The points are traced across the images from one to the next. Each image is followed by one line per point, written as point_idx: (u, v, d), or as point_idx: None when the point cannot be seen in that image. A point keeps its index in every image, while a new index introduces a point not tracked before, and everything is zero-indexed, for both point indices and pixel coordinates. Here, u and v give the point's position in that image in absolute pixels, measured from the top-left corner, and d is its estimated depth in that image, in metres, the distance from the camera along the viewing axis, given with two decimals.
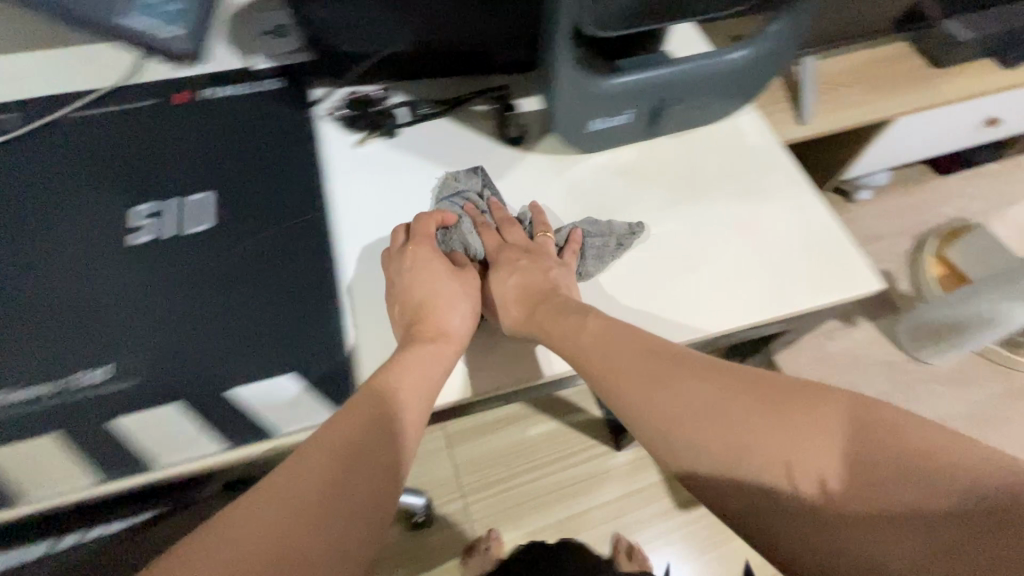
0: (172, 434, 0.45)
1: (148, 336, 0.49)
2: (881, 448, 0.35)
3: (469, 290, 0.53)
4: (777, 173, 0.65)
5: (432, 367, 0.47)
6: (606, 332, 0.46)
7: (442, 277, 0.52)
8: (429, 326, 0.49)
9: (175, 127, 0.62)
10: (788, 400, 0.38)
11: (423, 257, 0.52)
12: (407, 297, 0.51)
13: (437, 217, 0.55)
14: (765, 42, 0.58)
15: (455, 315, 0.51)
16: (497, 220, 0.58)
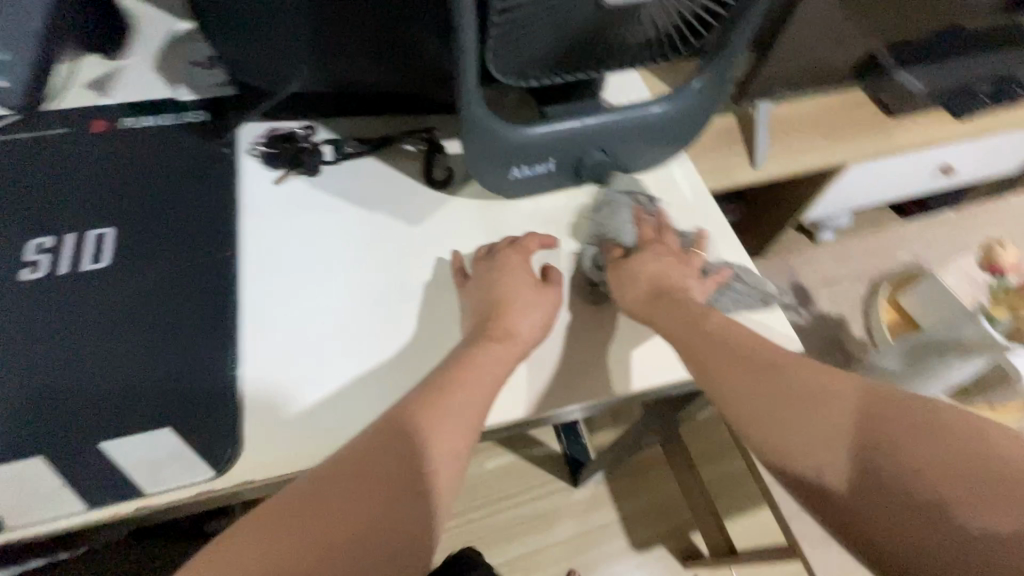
0: (31, 492, 0.42)
1: (22, 382, 0.46)
2: (940, 447, 0.36)
3: (550, 301, 0.53)
4: (706, 225, 0.63)
5: (496, 367, 0.46)
6: (703, 337, 0.46)
7: (524, 286, 0.52)
8: (497, 325, 0.49)
9: (87, 157, 0.60)
10: (825, 392, 0.40)
11: (512, 262, 0.53)
12: (485, 295, 0.52)
13: (544, 236, 0.56)
14: (688, 95, 0.58)
15: (527, 319, 0.50)
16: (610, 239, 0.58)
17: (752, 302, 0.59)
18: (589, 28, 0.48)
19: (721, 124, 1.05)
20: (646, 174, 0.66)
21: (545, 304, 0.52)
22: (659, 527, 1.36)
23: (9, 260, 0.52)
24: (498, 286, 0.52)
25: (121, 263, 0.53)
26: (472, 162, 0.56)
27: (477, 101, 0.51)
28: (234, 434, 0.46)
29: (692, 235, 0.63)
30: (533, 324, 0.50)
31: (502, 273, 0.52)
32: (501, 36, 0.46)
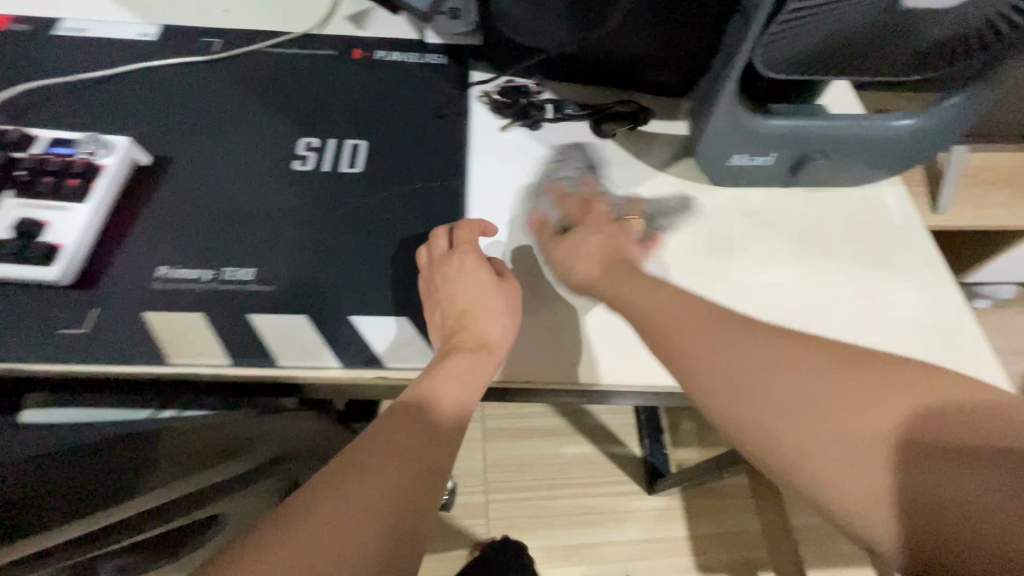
0: (296, 341, 0.49)
1: (290, 251, 0.54)
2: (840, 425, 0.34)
3: (514, 302, 0.51)
4: (915, 250, 0.61)
5: (473, 378, 0.46)
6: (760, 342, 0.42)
7: (484, 288, 0.50)
8: (470, 335, 0.48)
9: (348, 77, 0.68)
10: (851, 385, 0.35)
11: (470, 265, 0.50)
12: (450, 306, 0.49)
13: (479, 225, 0.54)
14: (935, 117, 0.57)
15: (498, 329, 0.49)
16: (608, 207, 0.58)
17: (953, 334, 0.56)
18: (873, 30, 0.49)
19: None
20: (856, 189, 0.65)
21: (512, 309, 0.50)
22: (727, 555, 1.33)
23: (282, 151, 0.61)
24: (479, 301, 0.49)
25: (368, 172, 0.60)
26: (699, 145, 0.58)
27: (732, 88, 0.53)
28: None
29: (897, 255, 0.61)
30: (498, 334, 0.49)
31: (462, 282, 0.50)
32: (787, 30, 0.48)
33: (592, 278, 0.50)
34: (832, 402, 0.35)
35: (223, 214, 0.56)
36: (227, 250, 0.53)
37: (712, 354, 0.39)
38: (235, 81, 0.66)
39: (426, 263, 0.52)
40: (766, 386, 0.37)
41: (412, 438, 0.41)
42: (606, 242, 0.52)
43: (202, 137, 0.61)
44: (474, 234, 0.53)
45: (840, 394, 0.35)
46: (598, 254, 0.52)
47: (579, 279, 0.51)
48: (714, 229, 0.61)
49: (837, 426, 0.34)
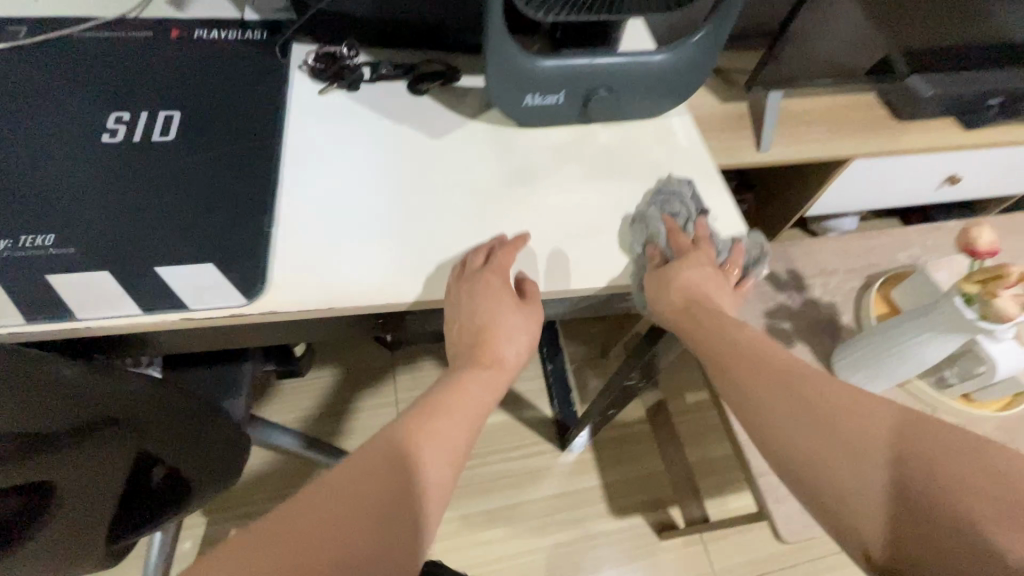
0: (97, 295, 0.50)
1: (95, 215, 0.55)
2: (863, 443, 0.43)
3: (534, 322, 0.57)
4: (693, 167, 0.70)
5: (485, 395, 0.54)
6: (709, 344, 0.54)
7: (506, 308, 0.56)
8: (487, 353, 0.56)
9: (162, 55, 0.69)
10: (836, 406, 0.46)
11: (497, 287, 0.55)
12: (468, 321, 0.56)
13: (515, 245, 0.58)
14: (687, 49, 0.66)
15: (511, 345, 0.57)
16: (697, 235, 0.61)
17: (723, 234, 0.65)
18: None
19: (732, 107, 1.10)
20: (646, 121, 0.73)
21: (528, 328, 0.57)
22: (639, 497, 1.41)
23: (92, 127, 0.62)
24: (496, 323, 0.56)
25: (183, 140, 0.62)
26: (491, 87, 0.64)
27: (500, 30, 0.59)
28: (262, 274, 0.54)
29: (681, 174, 0.70)
30: (510, 352, 0.57)
31: (489, 301, 0.55)
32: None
33: (678, 308, 0.56)
34: (850, 422, 0.44)
35: (23, 189, 0.56)
36: (25, 221, 0.54)
37: (779, 398, 0.48)
38: (41, 66, 0.66)
39: (458, 275, 0.56)
40: (870, 425, 0.44)
41: (404, 450, 0.47)
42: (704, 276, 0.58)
43: (5, 119, 0.61)
44: (510, 255, 0.58)
45: (806, 415, 0.46)
46: (681, 291, 0.56)
47: (661, 309, 0.57)
48: (519, 162, 0.67)
49: (845, 436, 0.44)
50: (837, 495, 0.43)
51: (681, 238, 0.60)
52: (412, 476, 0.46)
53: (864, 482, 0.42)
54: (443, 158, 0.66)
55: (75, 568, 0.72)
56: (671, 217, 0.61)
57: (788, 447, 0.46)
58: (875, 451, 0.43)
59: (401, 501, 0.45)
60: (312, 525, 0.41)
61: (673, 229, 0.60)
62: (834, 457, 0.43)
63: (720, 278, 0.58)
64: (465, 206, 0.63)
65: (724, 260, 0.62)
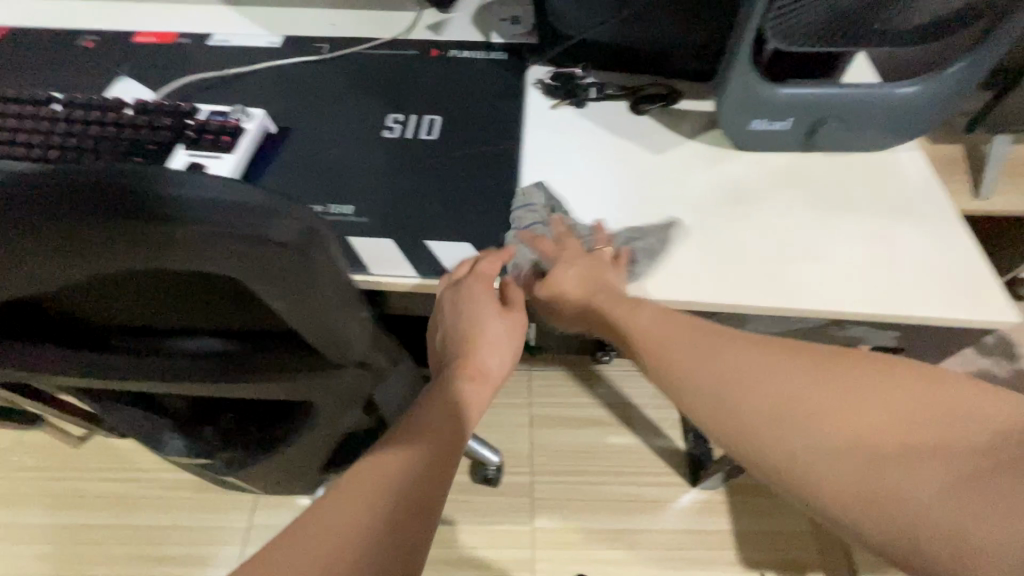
0: (385, 256, 0.62)
1: (382, 193, 0.68)
2: (866, 428, 0.41)
3: (516, 323, 0.63)
4: (927, 202, 0.67)
5: (484, 390, 0.59)
6: (713, 349, 0.51)
7: (487, 311, 0.60)
8: (471, 364, 0.59)
9: (426, 70, 0.83)
10: (819, 396, 0.44)
11: (477, 293, 0.58)
12: (455, 323, 0.60)
13: (503, 255, 0.61)
14: (937, 83, 0.64)
15: (496, 357, 0.61)
16: (557, 234, 0.63)
17: (967, 275, 0.61)
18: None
19: (944, 149, 1.03)
20: (871, 154, 0.72)
21: (512, 331, 0.63)
22: (773, 552, 1.31)
23: (376, 122, 0.76)
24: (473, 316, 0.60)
25: (443, 138, 0.74)
26: (723, 107, 0.68)
27: (748, 54, 0.63)
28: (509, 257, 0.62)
29: (913, 209, 0.67)
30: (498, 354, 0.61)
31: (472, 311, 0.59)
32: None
33: (580, 296, 0.61)
34: (832, 408, 0.43)
35: (329, 168, 0.70)
36: (333, 193, 0.67)
37: (759, 412, 0.45)
38: (340, 74, 0.83)
39: (442, 287, 0.60)
40: (874, 426, 0.41)
41: (387, 482, 0.46)
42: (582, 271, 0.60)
43: (315, 113, 0.77)
44: (496, 263, 0.60)
45: (791, 414, 0.44)
46: (577, 279, 0.61)
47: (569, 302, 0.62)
48: (736, 182, 0.69)
49: (833, 431, 0.42)
50: (855, 524, 0.40)
51: (548, 244, 0.62)
52: (446, 449, 0.51)
53: (879, 485, 0.39)
54: (662, 171, 0.70)
55: (293, 482, 0.86)
56: (529, 231, 0.63)
57: (787, 464, 0.44)
58: (863, 432, 0.41)
59: (389, 540, 0.42)
60: (284, 563, 0.40)
61: (535, 237, 0.62)
62: (836, 452, 0.41)
63: (603, 264, 0.61)
64: (684, 220, 0.66)
65: (592, 245, 0.63)
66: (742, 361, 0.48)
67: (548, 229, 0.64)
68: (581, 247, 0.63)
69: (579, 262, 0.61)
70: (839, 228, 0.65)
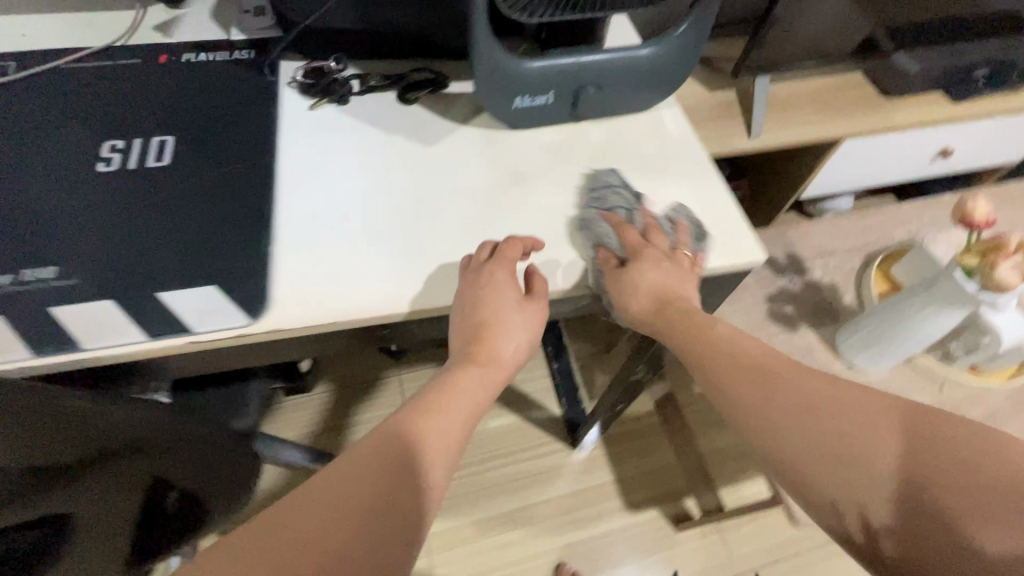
0: (102, 323, 0.51)
1: (95, 243, 0.55)
2: (911, 452, 0.42)
3: (534, 319, 0.57)
4: (687, 158, 0.70)
5: (477, 392, 0.52)
6: (731, 341, 0.54)
7: (508, 302, 0.55)
8: (483, 350, 0.54)
9: (151, 80, 0.69)
10: (866, 409, 0.46)
11: (499, 278, 0.55)
12: (468, 315, 0.55)
13: (528, 241, 0.59)
14: (672, 40, 0.66)
15: (510, 342, 0.55)
16: (644, 224, 0.62)
17: (723, 225, 0.65)
18: None
19: (721, 96, 1.11)
20: (636, 116, 0.74)
21: (529, 327, 0.56)
22: (652, 490, 1.41)
23: (86, 154, 0.62)
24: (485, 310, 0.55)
25: (181, 162, 0.62)
26: (479, 86, 0.64)
27: (484, 25, 0.59)
28: (264, 293, 0.54)
29: (676, 166, 0.69)
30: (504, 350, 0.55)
31: (492, 293, 0.55)
32: None
33: (649, 311, 0.57)
34: (826, 409, 0.47)
35: (19, 222, 0.56)
36: (25, 254, 0.54)
37: (767, 392, 0.49)
38: (33, 99, 0.66)
39: (465, 266, 0.57)
40: (876, 452, 0.43)
41: (355, 512, 0.41)
42: (662, 277, 0.58)
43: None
44: (517, 249, 0.58)
45: (829, 401, 0.47)
46: (650, 285, 0.58)
47: (635, 311, 0.58)
48: (512, 164, 0.67)
49: (831, 427, 0.46)
50: (811, 491, 0.46)
51: (631, 233, 0.60)
52: (397, 481, 0.44)
53: (870, 482, 0.43)
54: (437, 164, 0.66)
55: None
56: (611, 214, 0.62)
57: (781, 435, 0.48)
58: (858, 446, 0.44)
59: None
60: None
61: (622, 223, 0.61)
62: (809, 439, 0.46)
63: (682, 270, 0.59)
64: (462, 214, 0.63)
65: (672, 246, 0.61)
66: (751, 360, 0.52)
67: (632, 215, 0.63)
68: (663, 242, 0.61)
69: (663, 268, 0.58)
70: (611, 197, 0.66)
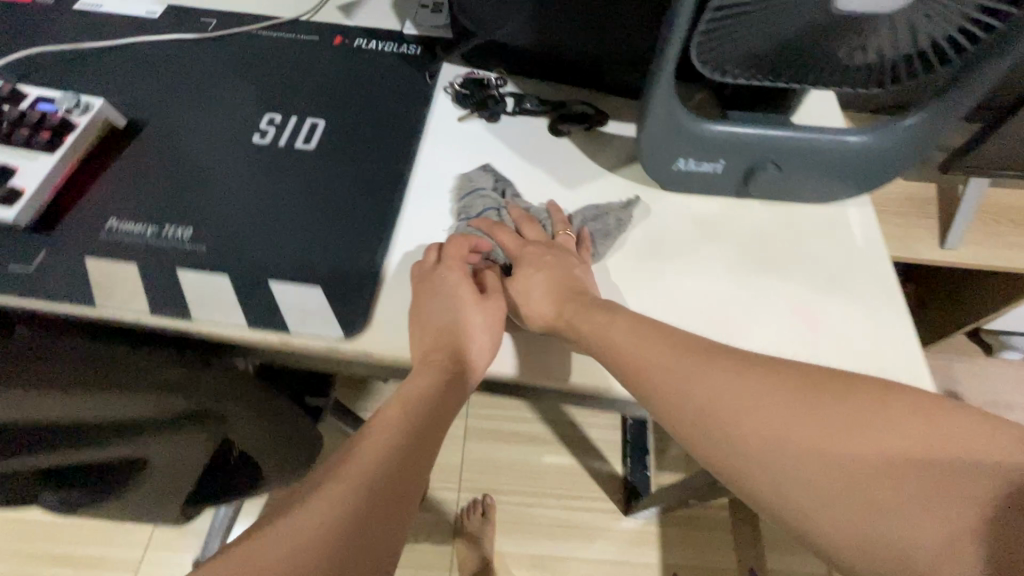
0: (214, 300, 0.51)
1: (232, 215, 0.57)
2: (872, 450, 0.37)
3: (493, 317, 0.53)
4: (866, 276, 0.59)
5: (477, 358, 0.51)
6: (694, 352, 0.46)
7: (465, 304, 0.52)
8: (449, 351, 0.49)
9: (322, 60, 0.71)
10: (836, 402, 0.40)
11: (451, 279, 0.52)
12: (425, 325, 0.51)
13: (472, 241, 0.56)
14: (893, 132, 0.54)
15: (477, 344, 0.51)
16: (515, 220, 0.59)
17: (891, 372, 0.53)
18: (804, 32, 0.46)
19: (916, 191, 0.93)
20: (817, 207, 0.62)
21: (492, 325, 0.52)
22: None
23: (249, 123, 0.64)
24: (441, 304, 0.51)
25: (325, 149, 0.63)
26: (641, 141, 0.57)
27: (669, 79, 0.52)
28: (363, 311, 0.52)
29: (849, 281, 0.58)
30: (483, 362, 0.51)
31: (449, 292, 0.52)
32: (712, 19, 0.46)
33: (550, 316, 0.52)
34: (778, 408, 0.40)
35: (176, 177, 0.59)
36: (173, 210, 0.57)
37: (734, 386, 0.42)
38: (218, 58, 0.70)
39: (415, 276, 0.53)
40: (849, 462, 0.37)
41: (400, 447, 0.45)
42: (550, 274, 0.54)
43: (178, 106, 0.65)
44: (462, 247, 0.55)
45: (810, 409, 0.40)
46: (552, 288, 0.53)
47: (536, 318, 0.53)
48: (656, 233, 0.60)
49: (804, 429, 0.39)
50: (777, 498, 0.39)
51: (506, 237, 0.57)
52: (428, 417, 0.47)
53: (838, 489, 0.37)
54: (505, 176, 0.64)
55: (151, 517, 0.77)
56: (515, 208, 0.60)
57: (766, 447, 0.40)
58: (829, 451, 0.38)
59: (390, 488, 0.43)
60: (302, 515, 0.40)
61: (493, 224, 0.58)
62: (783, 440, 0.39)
63: (569, 259, 0.56)
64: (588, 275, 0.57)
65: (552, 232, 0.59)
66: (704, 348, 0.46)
67: (502, 215, 0.60)
68: (540, 234, 0.58)
69: (547, 264, 0.55)
70: (761, 300, 0.57)
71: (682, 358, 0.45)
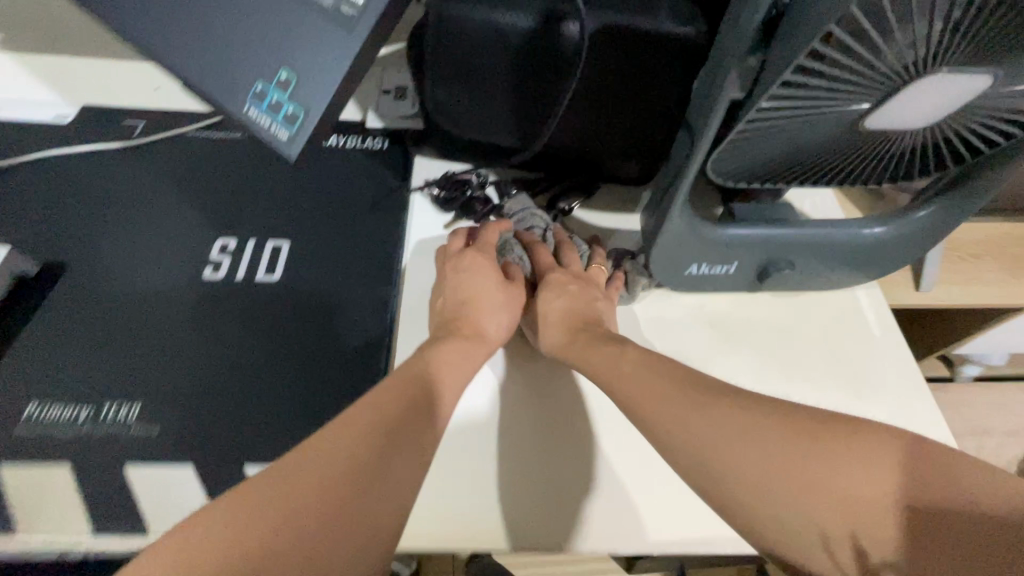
0: (174, 504, 0.42)
1: (181, 382, 0.47)
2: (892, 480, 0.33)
3: (513, 305, 0.51)
4: (891, 369, 0.56)
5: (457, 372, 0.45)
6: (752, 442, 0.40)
7: (489, 284, 0.51)
8: (466, 324, 0.48)
9: (275, 162, 0.62)
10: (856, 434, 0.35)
11: (480, 262, 0.51)
12: (453, 293, 0.51)
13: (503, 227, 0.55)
14: (903, 226, 0.52)
15: (495, 321, 0.49)
16: (556, 241, 0.57)
17: None
18: (829, 144, 0.43)
19: None
20: (827, 295, 0.60)
21: (512, 308, 0.51)
22: None
23: (195, 255, 0.55)
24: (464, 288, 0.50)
25: (291, 278, 0.54)
26: (652, 256, 0.52)
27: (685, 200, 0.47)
28: None
29: (875, 376, 0.56)
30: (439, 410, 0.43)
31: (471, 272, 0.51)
32: (737, 140, 0.41)
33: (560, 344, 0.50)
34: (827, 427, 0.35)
35: (110, 335, 0.49)
36: (110, 382, 0.47)
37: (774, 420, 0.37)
38: (149, 171, 0.60)
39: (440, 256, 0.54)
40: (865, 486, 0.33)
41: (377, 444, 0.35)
42: (571, 303, 0.51)
43: (105, 239, 0.55)
44: (496, 233, 0.54)
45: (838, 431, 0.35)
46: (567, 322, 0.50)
47: (547, 344, 0.51)
48: (672, 344, 0.56)
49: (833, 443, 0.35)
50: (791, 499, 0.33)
51: (544, 256, 0.55)
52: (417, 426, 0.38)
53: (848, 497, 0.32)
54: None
55: None
56: (560, 232, 0.58)
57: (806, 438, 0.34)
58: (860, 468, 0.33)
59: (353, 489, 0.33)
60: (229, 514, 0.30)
61: (534, 243, 0.56)
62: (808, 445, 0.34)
63: (594, 289, 0.53)
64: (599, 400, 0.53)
65: (589, 263, 0.56)
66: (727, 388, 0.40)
67: (546, 237, 0.58)
68: (576, 264, 0.56)
69: (570, 293, 0.52)
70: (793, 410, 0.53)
71: (675, 404, 0.39)
